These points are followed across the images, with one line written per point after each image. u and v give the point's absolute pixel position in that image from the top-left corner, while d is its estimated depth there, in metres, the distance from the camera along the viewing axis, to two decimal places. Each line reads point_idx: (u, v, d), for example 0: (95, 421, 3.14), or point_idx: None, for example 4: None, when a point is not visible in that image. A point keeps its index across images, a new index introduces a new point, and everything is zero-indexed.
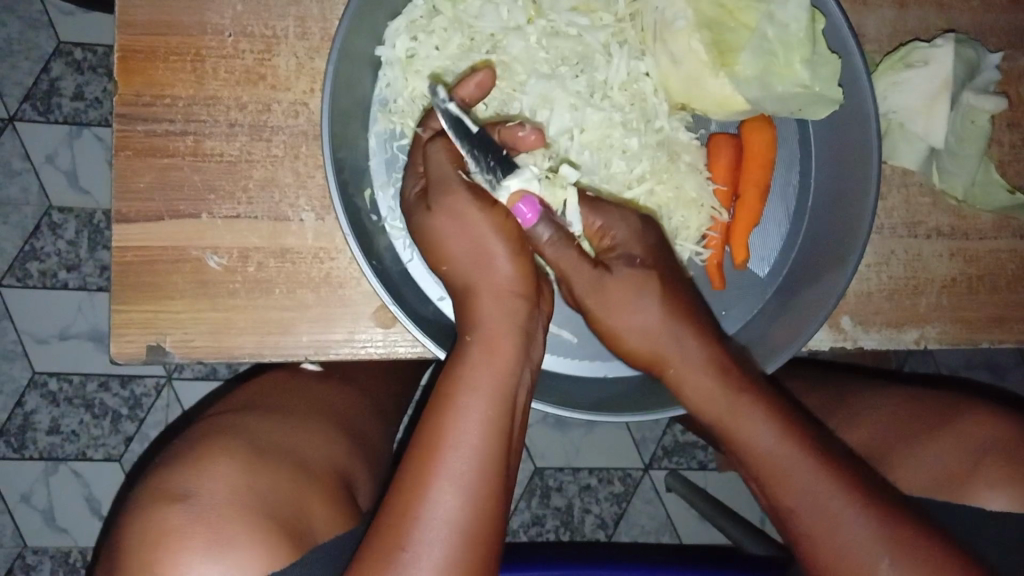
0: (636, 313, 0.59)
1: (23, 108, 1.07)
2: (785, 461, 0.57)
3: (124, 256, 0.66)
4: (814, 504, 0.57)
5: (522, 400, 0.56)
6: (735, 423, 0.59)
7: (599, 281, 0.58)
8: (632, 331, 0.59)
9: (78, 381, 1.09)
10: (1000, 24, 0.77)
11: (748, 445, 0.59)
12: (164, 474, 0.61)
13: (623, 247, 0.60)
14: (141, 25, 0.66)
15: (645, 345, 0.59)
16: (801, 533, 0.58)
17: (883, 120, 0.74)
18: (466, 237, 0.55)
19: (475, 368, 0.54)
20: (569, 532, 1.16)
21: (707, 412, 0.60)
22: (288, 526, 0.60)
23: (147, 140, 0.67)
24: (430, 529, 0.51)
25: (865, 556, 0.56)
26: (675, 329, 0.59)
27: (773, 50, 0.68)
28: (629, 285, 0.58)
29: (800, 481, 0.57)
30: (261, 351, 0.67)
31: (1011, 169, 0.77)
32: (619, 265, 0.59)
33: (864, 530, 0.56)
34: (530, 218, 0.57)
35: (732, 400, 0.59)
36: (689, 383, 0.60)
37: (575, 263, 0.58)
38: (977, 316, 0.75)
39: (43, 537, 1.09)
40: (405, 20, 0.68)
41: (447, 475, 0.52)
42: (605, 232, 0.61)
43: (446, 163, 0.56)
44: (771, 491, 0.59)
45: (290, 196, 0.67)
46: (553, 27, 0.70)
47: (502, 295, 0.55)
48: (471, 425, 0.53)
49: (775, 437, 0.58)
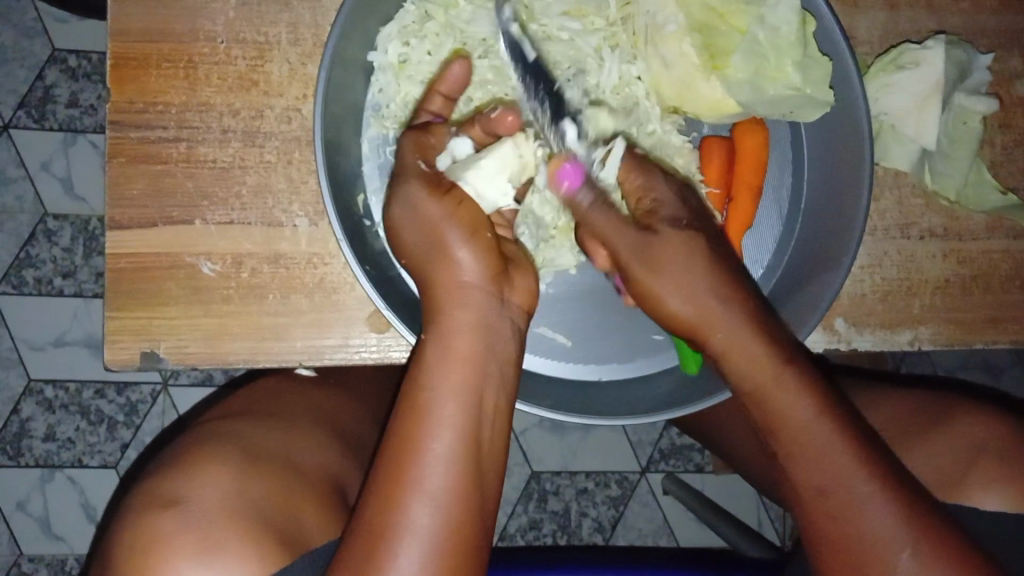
0: (686, 279, 0.57)
1: (18, 115, 1.07)
2: (824, 437, 0.56)
3: (118, 262, 0.66)
4: (844, 484, 0.55)
5: (493, 397, 0.54)
6: (780, 394, 0.56)
7: (644, 243, 0.57)
8: (678, 292, 0.57)
9: (74, 388, 1.09)
10: (992, 26, 0.77)
11: (786, 416, 0.57)
12: (157, 481, 0.61)
13: (667, 210, 0.59)
14: (134, 32, 0.66)
15: (691, 311, 0.57)
16: (825, 513, 0.56)
17: (875, 122, 0.74)
18: (422, 231, 0.55)
19: (437, 371, 0.53)
20: (567, 535, 1.15)
21: (747, 381, 0.58)
22: (275, 531, 0.60)
23: (140, 146, 0.67)
24: (402, 541, 0.50)
25: (889, 542, 0.55)
26: (725, 296, 0.57)
27: (764, 53, 0.68)
28: (678, 248, 0.57)
29: (834, 460, 0.56)
30: (254, 357, 0.67)
31: (1004, 170, 0.77)
32: (666, 229, 0.58)
33: (886, 514, 0.55)
34: (572, 179, 0.63)
35: (780, 368, 0.56)
36: (736, 351, 0.57)
37: (619, 225, 0.58)
38: (971, 317, 0.75)
39: (39, 545, 1.08)
40: (397, 26, 0.68)
41: (414, 487, 0.51)
42: (645, 194, 0.61)
43: (410, 154, 0.59)
44: (801, 468, 0.57)
45: (283, 202, 0.67)
46: (545, 31, 0.71)
47: (460, 293, 0.54)
48: (438, 431, 0.52)
49: (814, 412, 0.56)
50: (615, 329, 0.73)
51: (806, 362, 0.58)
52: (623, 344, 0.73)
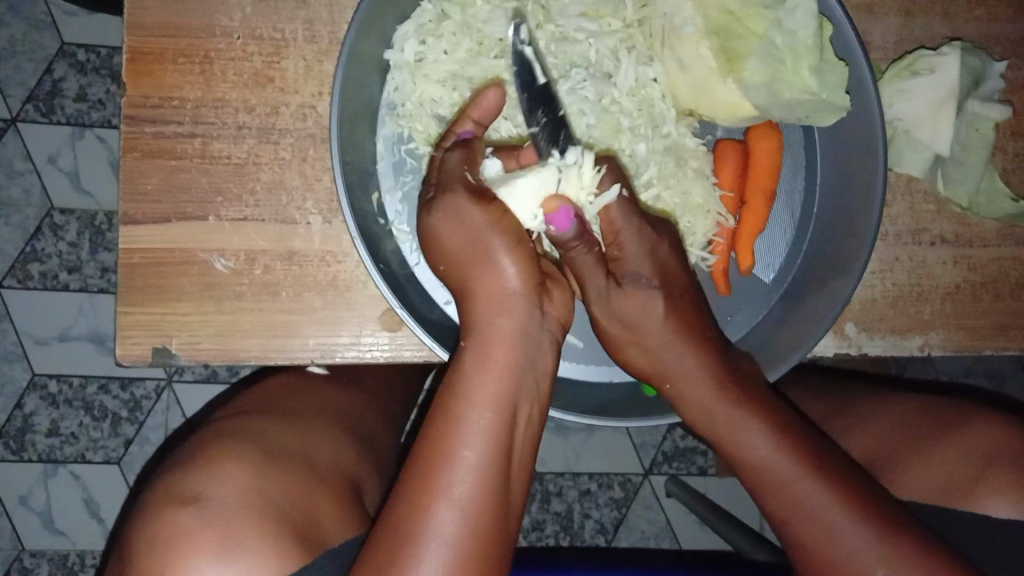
0: (637, 330, 0.61)
1: (26, 108, 1.07)
2: (782, 469, 0.59)
3: (131, 257, 0.66)
4: (805, 514, 0.58)
5: (527, 410, 0.55)
6: (736, 433, 0.61)
7: (607, 292, 0.60)
8: (632, 345, 0.62)
9: (78, 383, 1.09)
10: (1005, 33, 0.77)
11: (743, 454, 0.61)
12: (172, 478, 0.61)
13: (633, 264, 0.60)
14: (149, 26, 0.66)
15: (644, 360, 0.63)
16: (795, 539, 0.59)
17: (889, 127, 0.74)
18: (464, 236, 0.55)
19: (475, 379, 0.53)
20: (570, 537, 1.15)
21: (700, 422, 0.62)
22: (299, 530, 0.60)
23: (154, 141, 0.66)
24: (428, 548, 0.50)
25: (861, 564, 0.57)
26: (674, 346, 0.61)
27: (782, 58, 0.68)
28: (636, 300, 0.60)
29: (795, 491, 0.58)
30: (267, 354, 0.67)
31: (1015, 177, 0.77)
32: (630, 284, 0.60)
33: (857, 539, 0.57)
34: (563, 225, 0.57)
35: (729, 412, 0.61)
36: (684, 395, 0.62)
37: (592, 273, 0.60)
38: (981, 324, 0.76)
39: (41, 540, 1.08)
40: (413, 24, 0.68)
41: (444, 492, 0.51)
42: (619, 240, 0.61)
43: (456, 164, 0.57)
44: (766, 500, 0.60)
45: (298, 199, 0.67)
46: (562, 32, 0.71)
47: (504, 303, 0.55)
48: (471, 440, 0.52)
49: (768, 449, 0.60)
50: None
51: (767, 402, 0.62)
52: None
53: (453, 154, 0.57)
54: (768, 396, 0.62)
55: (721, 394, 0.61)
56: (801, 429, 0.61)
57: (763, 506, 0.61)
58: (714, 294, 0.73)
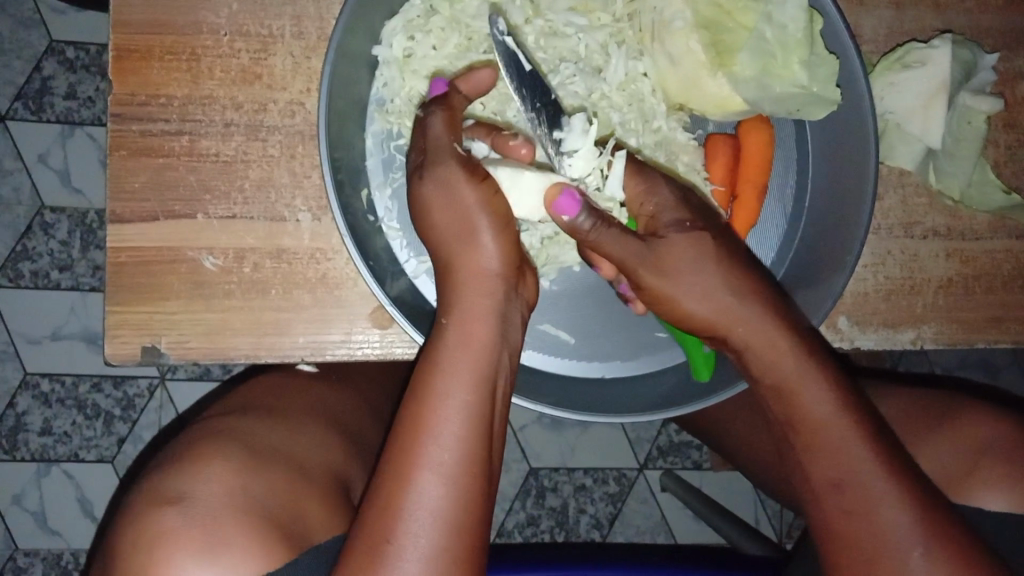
0: (695, 278, 0.56)
1: (15, 107, 1.06)
2: (840, 432, 0.56)
3: (119, 256, 0.65)
4: (857, 483, 0.56)
5: (501, 385, 0.55)
6: (795, 389, 0.57)
7: (646, 248, 0.56)
8: (691, 298, 0.57)
9: (70, 382, 1.08)
10: (997, 24, 0.77)
11: (805, 413, 0.57)
12: (157, 479, 0.61)
13: (669, 215, 0.59)
14: (135, 23, 0.65)
15: (707, 307, 0.57)
16: (837, 508, 0.57)
17: (880, 121, 0.74)
18: (451, 214, 0.55)
19: (453, 356, 0.54)
20: (565, 532, 1.15)
21: (764, 375, 0.58)
22: (281, 524, 0.60)
23: (142, 139, 0.66)
24: (416, 520, 0.51)
25: (903, 536, 0.55)
26: (740, 293, 0.57)
27: (772, 50, 0.68)
28: (683, 248, 0.56)
29: (848, 456, 0.56)
30: (256, 352, 0.66)
31: (1007, 169, 0.77)
32: (671, 231, 0.57)
33: (901, 515, 0.55)
34: (570, 210, 0.55)
35: (798, 367, 0.57)
36: (752, 347, 0.58)
37: (618, 240, 0.55)
38: (972, 317, 0.76)
39: (34, 539, 1.08)
40: (402, 20, 0.68)
41: (428, 465, 0.51)
42: (649, 199, 0.61)
43: (442, 133, 0.55)
44: (814, 464, 0.57)
45: (286, 197, 0.67)
46: (551, 26, 0.70)
47: (481, 282, 0.55)
48: (454, 414, 0.53)
49: (833, 409, 0.57)
50: (618, 325, 0.73)
51: (828, 360, 0.59)
52: (626, 340, 0.73)
53: (435, 115, 0.56)
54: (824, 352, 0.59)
55: (792, 345, 0.57)
56: (853, 389, 0.59)
57: (808, 474, 0.58)
58: None
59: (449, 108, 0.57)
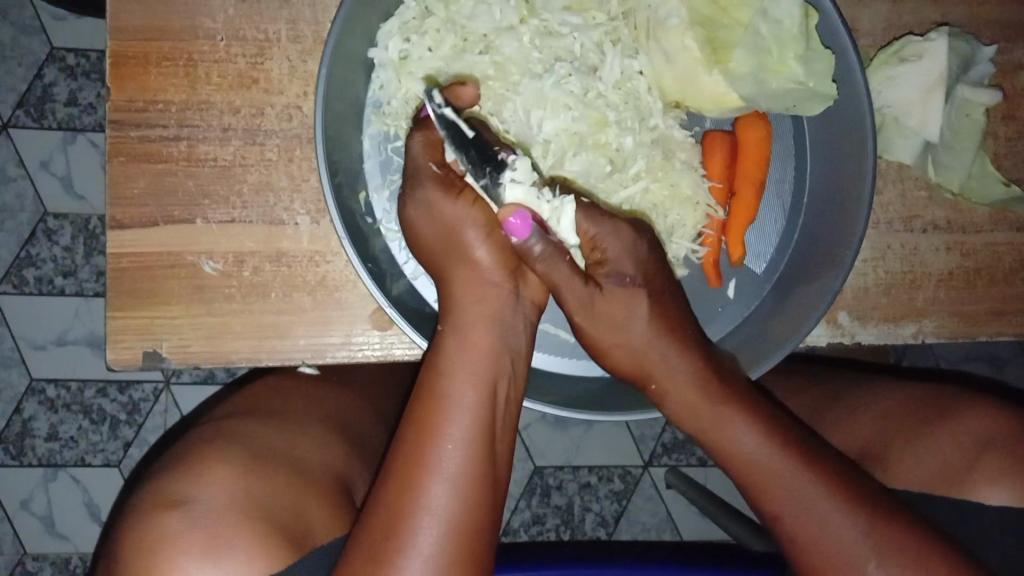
0: (623, 333, 0.59)
1: (17, 114, 1.07)
2: (776, 465, 0.59)
3: (119, 261, 0.66)
4: (803, 510, 0.59)
5: (505, 389, 0.55)
6: (718, 432, 0.61)
7: (589, 298, 0.58)
8: (617, 349, 0.60)
9: (76, 387, 1.09)
10: (995, 17, 0.76)
11: (735, 453, 0.60)
12: (160, 481, 0.62)
13: (616, 263, 0.58)
14: (132, 30, 0.66)
15: (630, 360, 0.60)
16: (789, 535, 0.60)
17: (878, 115, 0.74)
18: (440, 224, 0.55)
19: (454, 361, 0.54)
20: (570, 530, 1.16)
21: (688, 421, 0.62)
22: (287, 527, 0.60)
23: (141, 145, 0.66)
24: (421, 524, 0.51)
25: (853, 557, 0.57)
26: (662, 349, 0.59)
27: (768, 48, 0.68)
28: (618, 303, 0.58)
29: (789, 485, 0.59)
30: (257, 356, 0.67)
31: (1007, 162, 0.77)
32: (610, 284, 0.58)
33: (852, 535, 0.58)
34: (522, 233, 0.55)
35: (715, 410, 0.60)
36: (671, 397, 0.61)
37: (569, 281, 0.57)
38: (974, 310, 0.75)
39: (42, 544, 1.09)
40: (397, 22, 0.68)
41: (434, 468, 0.52)
42: (596, 243, 0.58)
43: (421, 155, 0.55)
44: (759, 495, 0.61)
45: (285, 200, 0.67)
46: (546, 26, 0.70)
47: (479, 287, 0.56)
48: (458, 418, 0.53)
49: (760, 445, 0.60)
50: None
51: (750, 398, 0.61)
52: None
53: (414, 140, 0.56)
54: (747, 390, 0.62)
55: (711, 392, 0.60)
56: (780, 421, 0.61)
57: (756, 503, 0.61)
58: (704, 286, 0.73)
59: (429, 131, 0.57)
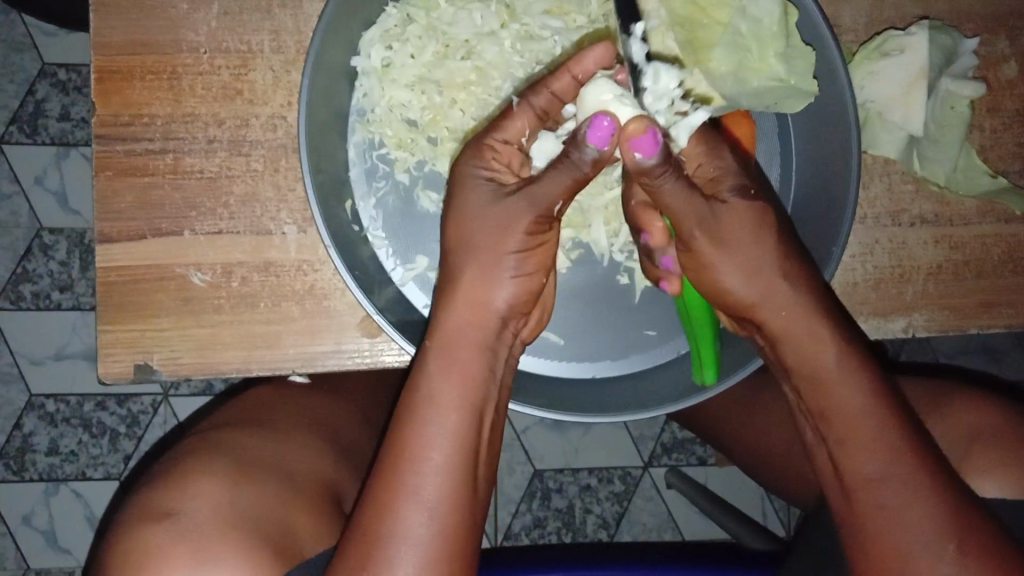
0: (738, 249, 0.58)
1: (10, 131, 1.08)
2: (877, 428, 0.56)
3: (108, 275, 0.66)
4: (892, 476, 0.55)
5: (487, 416, 0.56)
6: (829, 383, 0.58)
7: (708, 213, 0.58)
8: (734, 268, 0.58)
9: (75, 401, 1.09)
10: (978, 9, 0.76)
11: (844, 408, 0.57)
12: (149, 493, 0.62)
13: (732, 179, 0.60)
14: (116, 44, 0.66)
15: (748, 287, 0.58)
16: (873, 502, 0.56)
17: (862, 110, 0.75)
18: (483, 222, 0.56)
19: (437, 383, 0.55)
20: (571, 532, 1.16)
21: (801, 372, 0.59)
22: (274, 539, 0.60)
23: (127, 159, 0.67)
24: (398, 551, 0.51)
25: (931, 529, 0.54)
26: (791, 276, 0.59)
27: (747, 45, 0.68)
28: (742, 215, 0.58)
29: (883, 449, 0.56)
30: (248, 366, 0.67)
31: (993, 153, 0.77)
32: (733, 197, 0.59)
33: (932, 507, 0.54)
34: (649, 149, 0.55)
35: (836, 360, 0.58)
36: (788, 337, 0.59)
37: (687, 197, 0.57)
38: (964, 302, 0.75)
39: (45, 558, 1.09)
40: (379, 30, 0.68)
41: (411, 494, 0.52)
42: (711, 158, 0.61)
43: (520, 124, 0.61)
44: (846, 458, 0.57)
45: (272, 210, 0.67)
46: (526, 30, 0.71)
47: (480, 314, 0.56)
48: (438, 445, 0.53)
49: (870, 402, 0.57)
50: (607, 323, 0.73)
51: (865, 352, 0.59)
52: (615, 337, 0.73)
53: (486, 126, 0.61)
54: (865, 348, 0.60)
55: (832, 336, 0.58)
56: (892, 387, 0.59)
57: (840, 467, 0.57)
58: None
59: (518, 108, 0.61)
